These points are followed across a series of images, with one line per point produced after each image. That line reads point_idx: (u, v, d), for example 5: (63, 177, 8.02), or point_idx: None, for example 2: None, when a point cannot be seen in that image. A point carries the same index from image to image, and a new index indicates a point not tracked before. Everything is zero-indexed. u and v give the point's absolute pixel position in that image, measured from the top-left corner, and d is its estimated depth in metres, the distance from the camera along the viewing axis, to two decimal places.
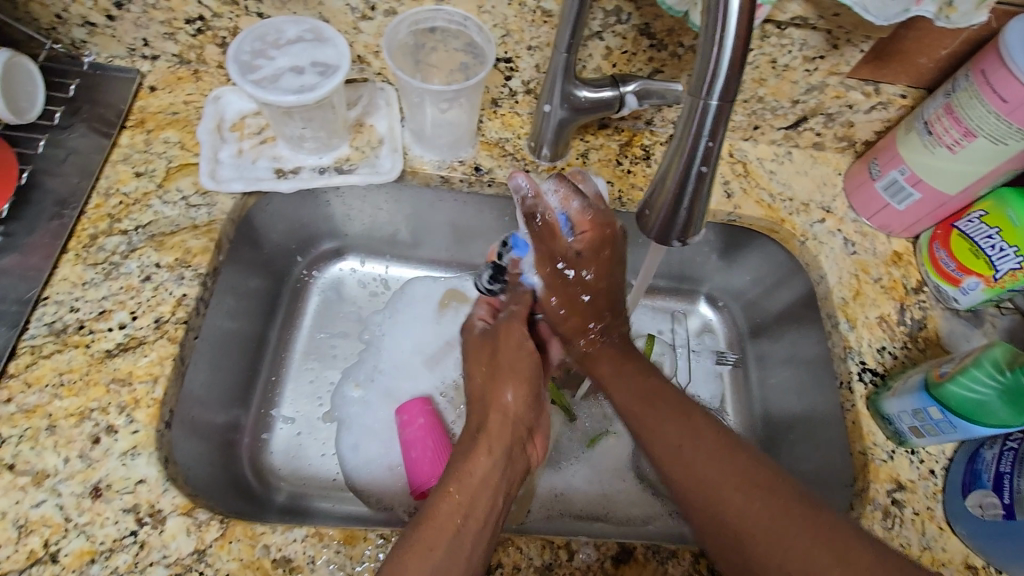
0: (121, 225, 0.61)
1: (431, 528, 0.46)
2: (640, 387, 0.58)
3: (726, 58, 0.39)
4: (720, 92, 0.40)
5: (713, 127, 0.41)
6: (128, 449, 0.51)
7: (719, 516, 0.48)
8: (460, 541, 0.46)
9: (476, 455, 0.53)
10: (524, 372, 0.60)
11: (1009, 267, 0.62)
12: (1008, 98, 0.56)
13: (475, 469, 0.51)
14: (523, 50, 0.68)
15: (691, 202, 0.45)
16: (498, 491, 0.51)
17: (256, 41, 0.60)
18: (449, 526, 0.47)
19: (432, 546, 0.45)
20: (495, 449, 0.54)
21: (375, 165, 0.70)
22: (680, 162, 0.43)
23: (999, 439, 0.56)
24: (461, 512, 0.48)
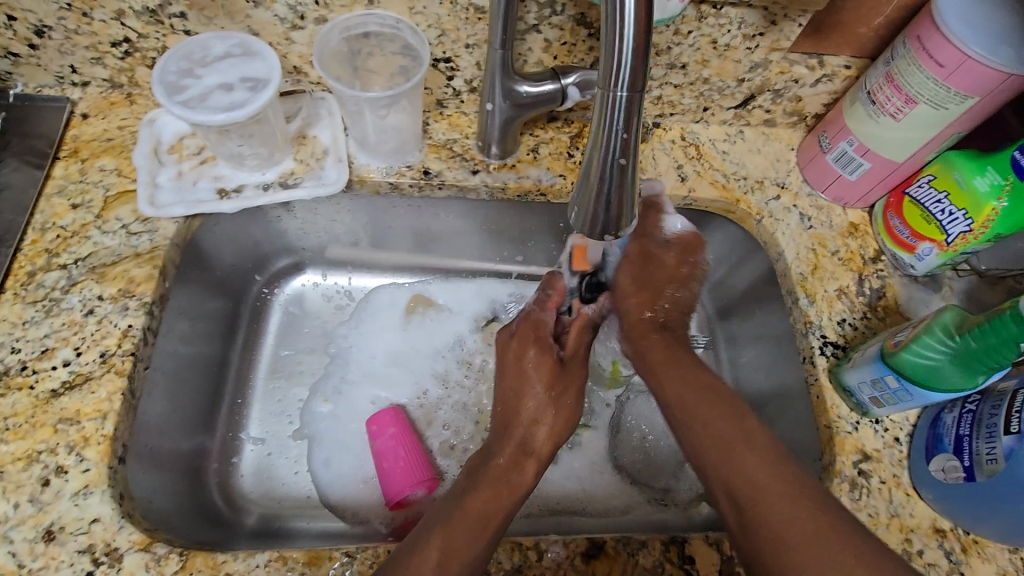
0: (60, 260, 0.60)
1: (475, 518, 0.52)
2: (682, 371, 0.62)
3: (629, 47, 0.37)
4: (626, 82, 0.39)
5: (625, 119, 0.40)
6: (79, 489, 0.50)
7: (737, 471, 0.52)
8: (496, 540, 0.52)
9: (526, 469, 0.59)
10: (575, 415, 0.65)
11: (960, 230, 0.62)
12: (945, 63, 0.55)
13: (524, 482, 0.58)
14: (462, 49, 0.67)
15: (616, 197, 0.44)
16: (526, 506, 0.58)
17: (183, 60, 0.58)
18: (490, 525, 0.52)
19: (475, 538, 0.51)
20: (532, 470, 0.59)
21: (320, 177, 0.69)
22: (599, 157, 0.43)
23: (959, 401, 0.57)
24: (504, 513, 0.54)
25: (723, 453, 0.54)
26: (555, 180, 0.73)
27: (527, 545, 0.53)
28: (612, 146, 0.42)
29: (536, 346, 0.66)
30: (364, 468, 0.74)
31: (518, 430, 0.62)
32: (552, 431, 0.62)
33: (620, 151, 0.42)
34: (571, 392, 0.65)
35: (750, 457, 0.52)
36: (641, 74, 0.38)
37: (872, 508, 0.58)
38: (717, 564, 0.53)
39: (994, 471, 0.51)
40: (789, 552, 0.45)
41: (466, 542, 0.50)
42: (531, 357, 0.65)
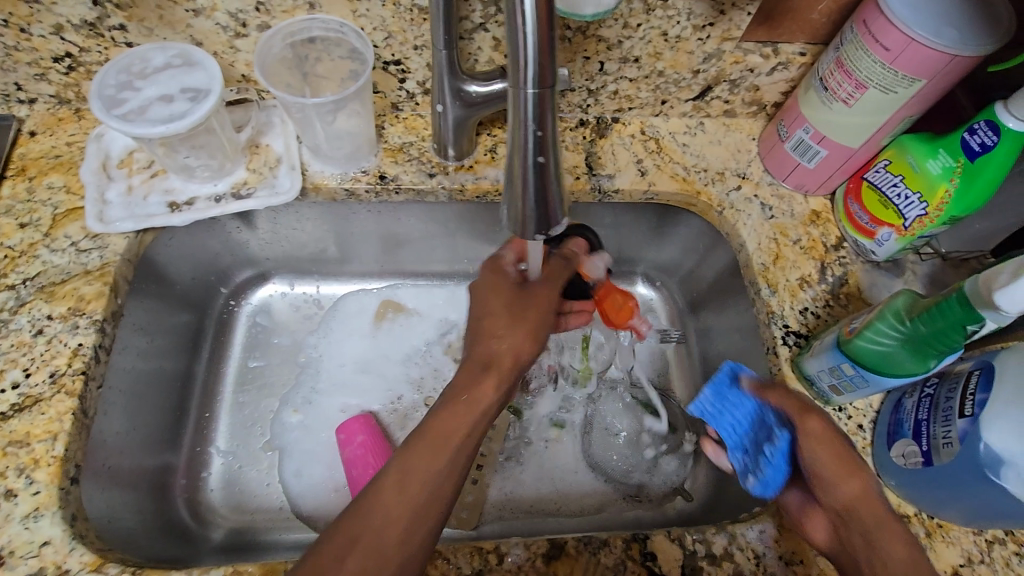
0: (8, 280, 0.59)
1: (432, 439, 0.50)
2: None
3: (532, 42, 0.38)
4: (535, 81, 0.39)
5: (538, 116, 0.41)
6: (30, 512, 0.49)
7: None
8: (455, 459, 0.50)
9: (484, 384, 0.54)
10: (544, 331, 0.58)
11: (916, 214, 0.62)
12: (891, 46, 0.55)
13: (482, 398, 0.53)
14: (410, 50, 0.66)
15: (541, 195, 0.44)
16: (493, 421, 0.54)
17: (121, 73, 0.58)
18: (448, 442, 0.50)
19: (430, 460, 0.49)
20: (498, 379, 0.55)
21: (274, 186, 0.68)
22: (517, 155, 0.43)
23: (918, 387, 0.56)
24: (465, 429, 0.51)
25: None
26: None
27: (489, 546, 0.53)
28: (528, 146, 0.42)
29: (494, 275, 0.61)
30: (336, 477, 0.73)
31: (478, 348, 0.57)
32: (513, 344, 0.56)
33: (537, 150, 0.42)
34: (530, 313, 0.58)
35: None
36: (547, 71, 0.39)
37: None
38: (680, 559, 0.53)
39: (950, 454, 0.50)
40: None
41: (423, 463, 0.49)
42: (487, 286, 0.60)
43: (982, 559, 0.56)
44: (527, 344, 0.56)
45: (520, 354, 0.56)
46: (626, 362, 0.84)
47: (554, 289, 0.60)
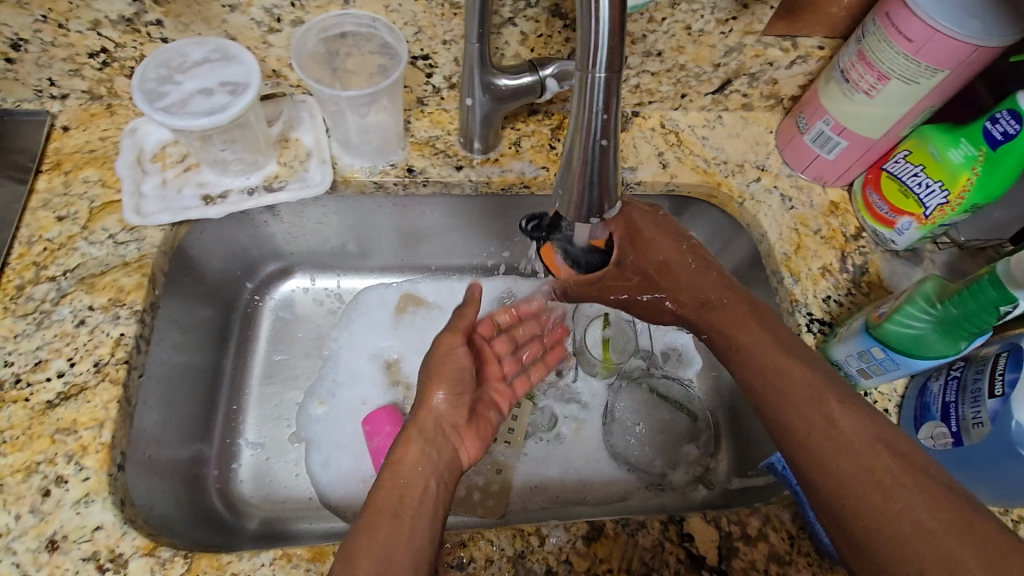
0: (48, 272, 0.60)
1: (373, 511, 0.50)
2: (732, 317, 0.59)
3: (604, 29, 0.39)
4: (604, 65, 0.40)
5: (606, 101, 0.42)
6: (80, 497, 0.50)
7: (789, 398, 0.53)
8: (400, 523, 0.50)
9: (407, 446, 0.56)
10: (458, 373, 0.60)
11: (937, 203, 0.63)
12: (913, 38, 0.56)
13: (406, 458, 0.55)
14: (439, 45, 0.67)
15: (599, 178, 0.46)
16: (430, 476, 0.55)
17: (161, 68, 0.60)
18: (386, 511, 0.51)
19: (377, 527, 0.49)
20: (420, 443, 0.57)
21: (305, 179, 0.69)
22: (581, 138, 0.44)
23: (944, 369, 0.58)
24: (397, 495, 0.52)
25: (804, 401, 0.52)
26: (538, 172, 0.72)
27: (528, 531, 0.54)
28: (593, 129, 0.43)
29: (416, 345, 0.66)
30: (364, 467, 0.74)
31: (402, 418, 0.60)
32: (424, 398, 0.60)
33: (602, 133, 0.44)
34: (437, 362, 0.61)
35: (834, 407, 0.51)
36: (617, 56, 0.40)
37: None
38: (716, 540, 0.54)
39: (981, 435, 0.52)
40: (858, 477, 0.48)
41: (365, 539, 0.48)
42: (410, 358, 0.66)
43: None
44: (440, 396, 0.60)
45: (431, 411, 0.59)
46: (644, 353, 0.85)
47: (462, 330, 0.63)
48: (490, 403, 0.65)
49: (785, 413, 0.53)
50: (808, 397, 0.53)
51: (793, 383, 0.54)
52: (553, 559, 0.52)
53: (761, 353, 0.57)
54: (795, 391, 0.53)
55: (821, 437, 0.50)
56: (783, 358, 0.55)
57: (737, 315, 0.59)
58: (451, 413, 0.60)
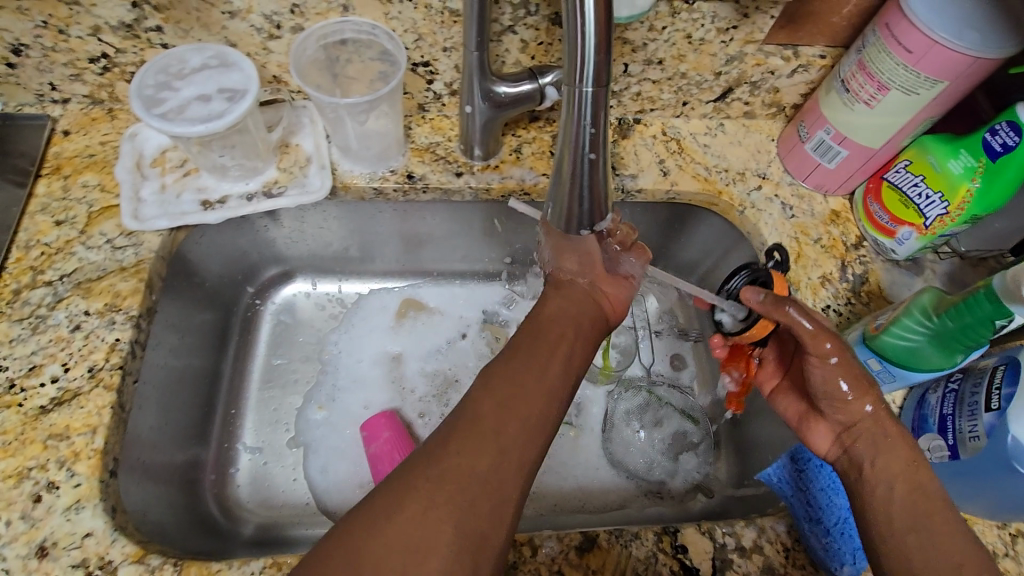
0: (45, 277, 0.60)
1: (520, 348, 0.54)
2: (891, 448, 0.53)
3: (591, 43, 0.39)
4: (592, 79, 0.41)
5: (594, 114, 0.42)
6: (71, 504, 0.50)
7: (922, 535, 0.48)
8: (540, 361, 0.53)
9: (549, 302, 0.59)
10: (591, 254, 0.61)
11: (937, 213, 0.63)
12: (913, 49, 0.56)
13: (547, 310, 0.58)
14: (440, 52, 0.67)
15: (589, 191, 0.46)
16: (572, 331, 0.56)
17: (160, 74, 0.60)
18: (527, 345, 0.54)
19: (518, 355, 0.53)
20: (566, 296, 0.60)
21: (304, 185, 0.69)
22: (570, 150, 0.44)
23: (941, 382, 0.57)
24: (540, 340, 0.55)
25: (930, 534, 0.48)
26: (538, 179, 0.72)
27: (522, 541, 0.53)
28: (581, 142, 0.43)
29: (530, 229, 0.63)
30: (360, 473, 0.74)
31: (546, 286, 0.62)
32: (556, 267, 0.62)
33: (590, 146, 0.43)
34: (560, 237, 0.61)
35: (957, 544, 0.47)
36: (603, 70, 0.40)
37: None
38: (710, 552, 0.54)
39: (977, 448, 0.51)
40: None
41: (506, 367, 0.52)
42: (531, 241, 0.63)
43: (1006, 552, 0.56)
44: (573, 268, 0.61)
45: (569, 280, 0.61)
46: (644, 361, 0.85)
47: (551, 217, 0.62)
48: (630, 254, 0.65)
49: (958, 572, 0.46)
50: (979, 558, 0.47)
51: (964, 540, 0.48)
52: (547, 569, 0.52)
53: (932, 483, 0.51)
54: (962, 547, 0.47)
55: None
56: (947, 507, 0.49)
57: (890, 441, 0.53)
58: (589, 273, 0.62)
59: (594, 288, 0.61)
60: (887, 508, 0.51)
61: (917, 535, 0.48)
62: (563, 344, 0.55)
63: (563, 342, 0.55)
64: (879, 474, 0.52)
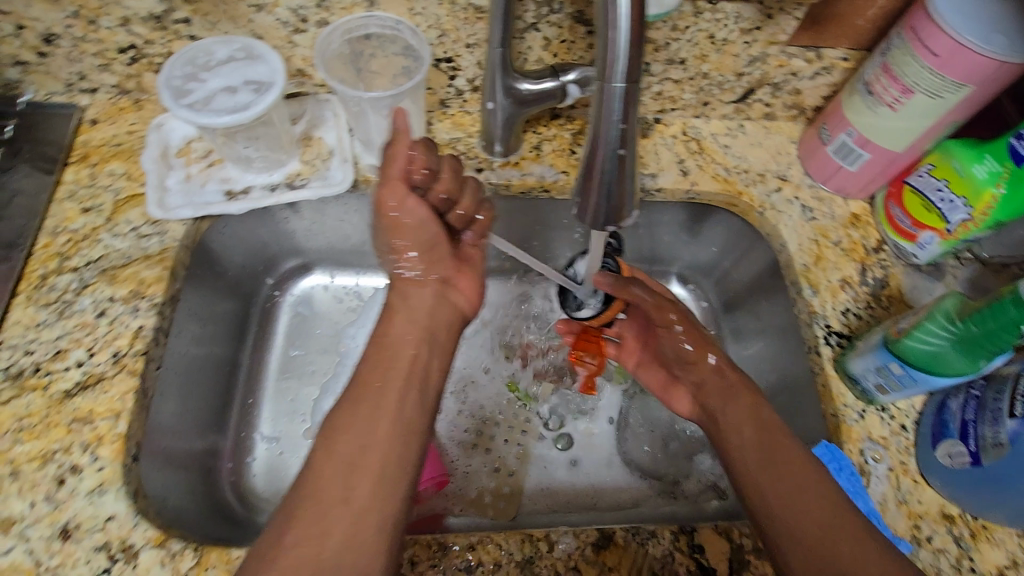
0: (71, 263, 0.61)
1: (360, 388, 0.54)
2: (748, 403, 0.59)
3: (623, 39, 0.40)
4: (623, 74, 0.41)
5: (624, 110, 0.42)
6: (95, 487, 0.50)
7: (773, 478, 0.53)
8: (385, 398, 0.54)
9: (392, 325, 0.60)
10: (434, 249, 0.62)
11: (960, 218, 0.62)
12: (939, 52, 0.56)
13: (389, 336, 0.59)
14: (463, 48, 0.68)
15: (616, 188, 0.46)
16: (412, 356, 0.58)
17: (187, 65, 0.60)
18: (371, 384, 0.55)
19: (358, 400, 0.53)
20: (416, 308, 0.61)
21: (326, 178, 0.70)
22: (599, 147, 0.44)
23: (963, 388, 0.56)
24: (379, 377, 0.55)
25: (772, 472, 0.53)
26: (558, 176, 0.73)
27: (423, 558, 0.51)
28: (610, 138, 0.43)
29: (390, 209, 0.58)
30: None
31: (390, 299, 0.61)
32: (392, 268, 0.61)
33: (619, 143, 0.43)
34: (401, 221, 0.59)
35: (798, 474, 0.52)
36: (636, 65, 0.40)
37: (880, 495, 0.58)
38: (728, 552, 0.54)
39: (1000, 455, 0.50)
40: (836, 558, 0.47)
41: (347, 416, 0.52)
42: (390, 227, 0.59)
43: None
44: (417, 266, 0.62)
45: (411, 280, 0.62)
46: None
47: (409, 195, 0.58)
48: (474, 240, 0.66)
49: (801, 500, 0.51)
50: (822, 483, 0.51)
51: (812, 471, 0.52)
52: (563, 565, 0.52)
53: (771, 418, 0.57)
54: (806, 474, 0.52)
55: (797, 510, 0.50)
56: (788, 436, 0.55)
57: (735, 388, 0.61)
58: (437, 271, 0.63)
59: (445, 289, 0.63)
60: (747, 472, 0.55)
61: (768, 476, 0.53)
62: (413, 376, 0.56)
63: (409, 379, 0.56)
64: (726, 425, 0.59)
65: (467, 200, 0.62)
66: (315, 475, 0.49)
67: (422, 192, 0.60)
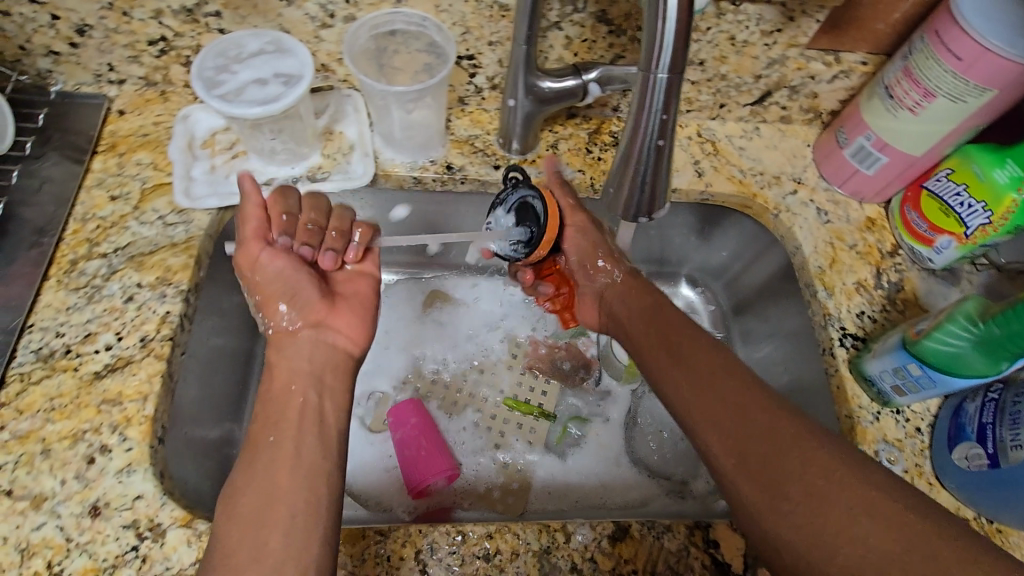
0: (100, 249, 0.62)
1: (253, 446, 0.51)
2: (666, 342, 0.61)
3: (671, 30, 0.40)
4: (668, 66, 0.42)
5: (666, 102, 0.44)
6: (123, 467, 0.52)
7: (711, 418, 0.54)
8: (280, 448, 0.50)
9: (277, 378, 0.56)
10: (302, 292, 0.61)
11: (979, 223, 0.62)
12: (963, 56, 0.56)
13: (279, 386, 0.56)
14: (485, 46, 0.69)
15: (650, 179, 0.48)
16: (305, 400, 0.55)
17: (218, 58, 0.62)
18: (264, 440, 0.51)
19: (255, 459, 0.50)
20: (295, 356, 0.58)
21: (348, 171, 0.71)
22: (639, 138, 0.46)
23: (981, 391, 0.57)
24: (273, 432, 0.52)
25: (711, 411, 0.54)
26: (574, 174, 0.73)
27: (409, 559, 0.51)
28: (650, 129, 0.46)
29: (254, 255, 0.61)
30: (388, 457, 0.75)
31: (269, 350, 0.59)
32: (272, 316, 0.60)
33: (658, 134, 0.46)
34: (258, 278, 0.61)
35: (727, 404, 0.54)
36: (681, 58, 0.42)
37: None
38: (743, 548, 0.54)
39: (1020, 458, 0.51)
40: (789, 483, 0.48)
41: (243, 480, 0.49)
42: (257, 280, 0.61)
43: None
44: (286, 316, 0.60)
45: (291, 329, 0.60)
46: None
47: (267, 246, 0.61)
48: (350, 281, 0.66)
49: (742, 439, 0.51)
50: (753, 412, 0.52)
51: (740, 397, 0.54)
52: (579, 557, 0.53)
53: (692, 358, 0.59)
54: (738, 403, 0.54)
55: (740, 442, 0.51)
56: (708, 370, 0.57)
57: (656, 329, 0.63)
58: (307, 317, 0.60)
59: (319, 332, 0.60)
60: (676, 389, 0.58)
61: (708, 423, 0.54)
62: (307, 418, 0.53)
63: (304, 421, 0.53)
64: (661, 378, 0.60)
65: (334, 222, 0.64)
66: (221, 548, 0.45)
67: (286, 242, 0.61)
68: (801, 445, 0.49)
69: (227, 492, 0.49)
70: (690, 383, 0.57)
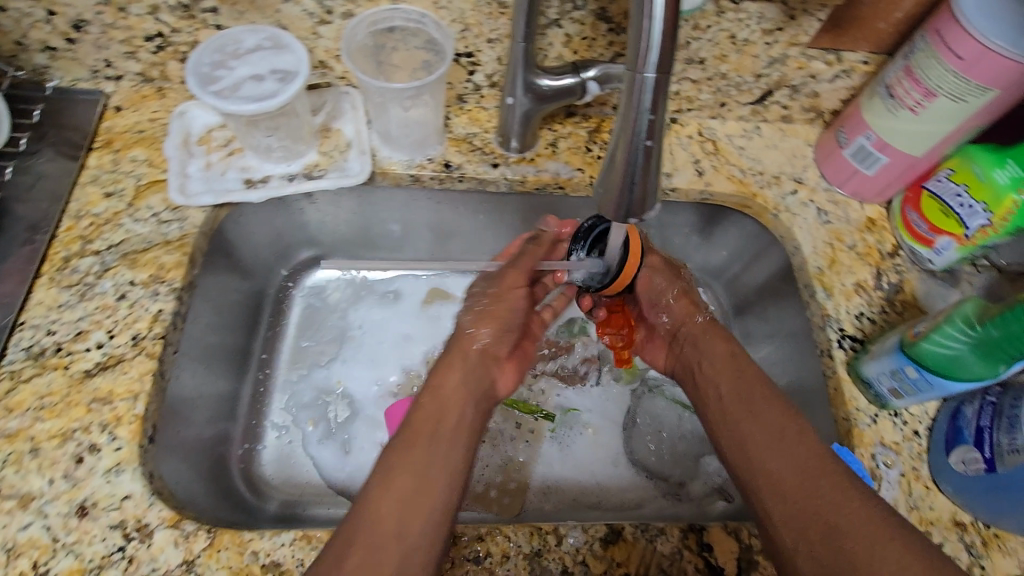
0: (93, 246, 0.62)
1: (411, 432, 0.52)
2: (734, 391, 0.60)
3: (657, 29, 0.40)
4: (654, 67, 0.41)
5: (654, 101, 0.42)
6: (112, 466, 0.51)
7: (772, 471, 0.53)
8: (436, 442, 0.52)
9: (451, 369, 0.58)
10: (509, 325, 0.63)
11: (979, 224, 0.62)
12: (964, 55, 0.55)
13: (445, 383, 0.57)
14: (484, 43, 0.68)
15: (640, 179, 0.45)
16: (464, 403, 0.56)
17: (215, 53, 0.61)
18: (425, 429, 0.52)
19: (410, 445, 0.51)
20: (467, 373, 0.58)
21: (344, 169, 0.70)
22: (626, 137, 0.44)
23: (979, 393, 0.57)
24: (442, 426, 0.53)
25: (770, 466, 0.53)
26: (573, 173, 0.73)
27: None
28: (639, 129, 0.43)
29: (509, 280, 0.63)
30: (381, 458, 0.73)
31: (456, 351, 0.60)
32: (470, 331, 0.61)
33: (647, 133, 0.43)
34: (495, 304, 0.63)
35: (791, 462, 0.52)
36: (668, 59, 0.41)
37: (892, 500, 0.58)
38: (736, 551, 0.54)
39: (1017, 462, 0.50)
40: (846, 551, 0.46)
41: (400, 470, 0.49)
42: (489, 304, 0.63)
43: None
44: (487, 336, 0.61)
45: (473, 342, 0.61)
46: None
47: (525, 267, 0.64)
48: (531, 340, 0.68)
49: (800, 497, 0.50)
50: (817, 468, 0.51)
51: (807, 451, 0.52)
52: (570, 559, 0.52)
53: (763, 402, 0.57)
54: (805, 457, 0.52)
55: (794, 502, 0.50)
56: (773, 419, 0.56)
57: (724, 374, 0.62)
58: (496, 350, 0.62)
59: (488, 365, 0.61)
60: (739, 442, 0.57)
61: (768, 476, 0.53)
62: (464, 429, 0.54)
63: (457, 431, 0.53)
64: (723, 426, 0.59)
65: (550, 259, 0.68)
66: (350, 528, 0.46)
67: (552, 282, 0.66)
68: (862, 516, 0.47)
69: (377, 471, 0.49)
70: (757, 431, 0.56)
